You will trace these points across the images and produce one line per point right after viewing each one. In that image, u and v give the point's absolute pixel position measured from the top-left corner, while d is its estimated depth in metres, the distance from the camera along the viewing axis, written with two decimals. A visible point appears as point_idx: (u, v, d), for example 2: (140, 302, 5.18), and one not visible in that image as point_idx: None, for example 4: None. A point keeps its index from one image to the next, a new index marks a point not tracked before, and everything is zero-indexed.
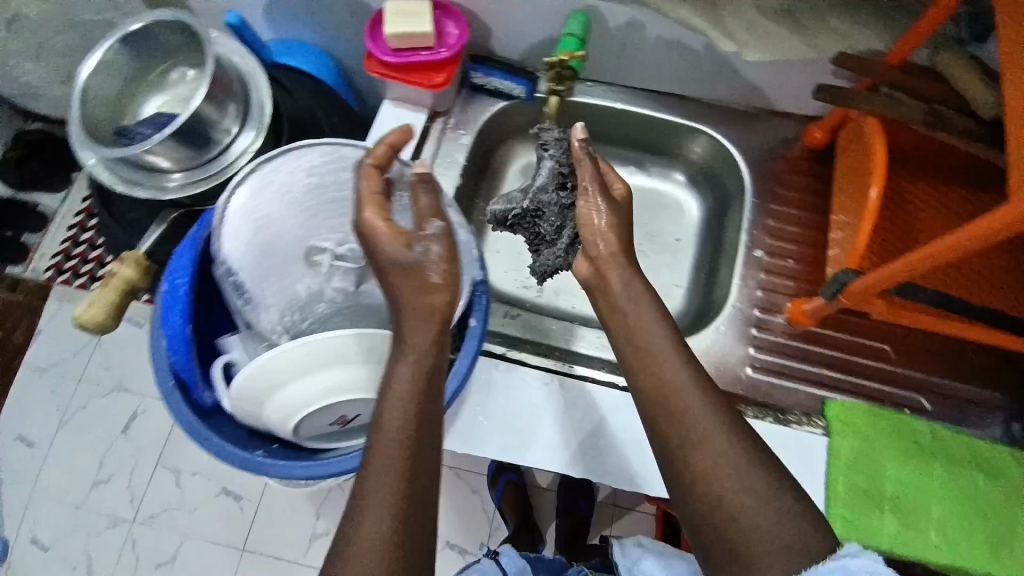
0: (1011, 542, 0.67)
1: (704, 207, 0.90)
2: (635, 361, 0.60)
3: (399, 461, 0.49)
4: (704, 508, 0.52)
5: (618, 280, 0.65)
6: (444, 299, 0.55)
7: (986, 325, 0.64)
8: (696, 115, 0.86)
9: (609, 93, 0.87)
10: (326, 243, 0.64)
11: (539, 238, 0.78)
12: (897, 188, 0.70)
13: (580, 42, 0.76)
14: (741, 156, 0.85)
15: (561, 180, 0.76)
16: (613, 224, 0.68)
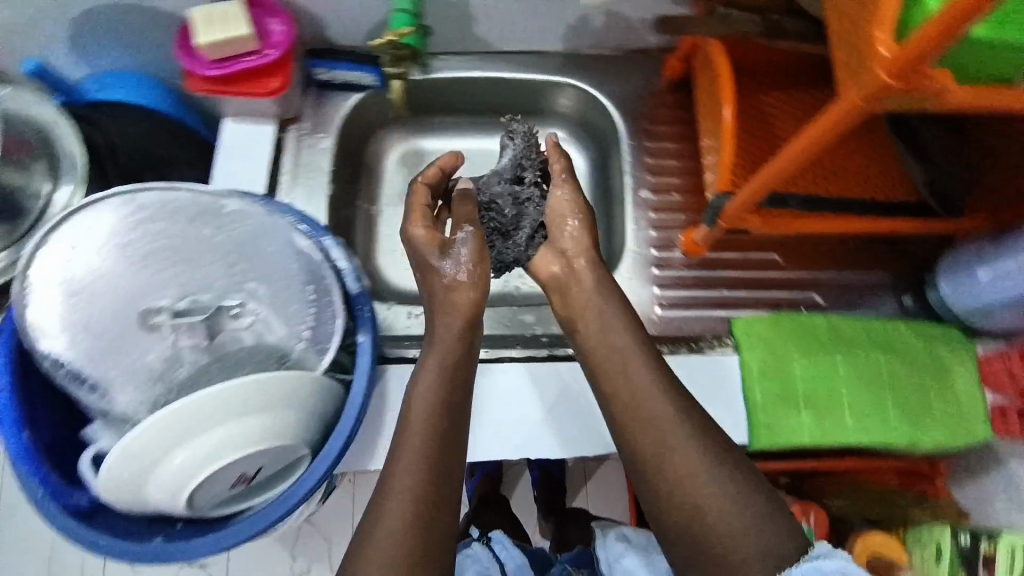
0: (927, 408, 0.68)
1: (588, 158, 0.90)
2: (599, 352, 0.62)
3: (428, 448, 0.56)
4: (681, 520, 0.52)
5: (585, 284, 0.66)
6: (469, 296, 0.65)
7: (853, 214, 0.66)
8: (556, 69, 0.85)
9: (466, 62, 0.84)
10: (163, 300, 0.54)
11: (496, 233, 0.72)
12: (752, 103, 0.71)
13: (412, 15, 0.71)
14: (608, 100, 0.85)
15: (520, 170, 0.72)
16: (585, 219, 0.69)
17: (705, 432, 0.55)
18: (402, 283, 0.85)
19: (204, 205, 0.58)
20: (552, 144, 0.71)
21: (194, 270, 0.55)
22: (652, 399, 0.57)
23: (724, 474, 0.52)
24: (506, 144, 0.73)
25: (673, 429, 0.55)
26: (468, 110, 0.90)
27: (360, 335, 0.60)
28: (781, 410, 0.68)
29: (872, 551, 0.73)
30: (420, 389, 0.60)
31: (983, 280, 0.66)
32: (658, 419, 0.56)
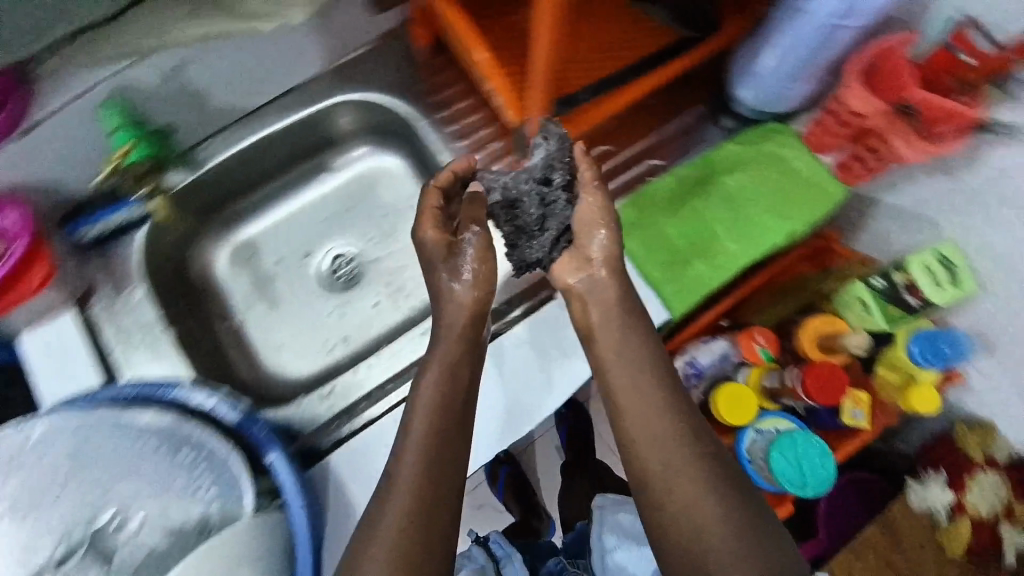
0: (794, 204, 0.73)
1: (398, 157, 0.90)
2: (607, 365, 0.61)
3: (426, 452, 0.54)
4: (679, 541, 0.52)
5: (598, 310, 0.63)
6: (472, 295, 0.64)
7: (633, 80, 0.72)
8: (317, 96, 0.82)
9: (230, 137, 0.81)
10: (51, 551, 0.53)
11: (521, 229, 0.70)
12: (500, 32, 0.73)
13: (131, 130, 0.71)
14: (381, 95, 0.83)
15: (550, 169, 0.68)
16: (610, 227, 0.65)
17: (705, 459, 0.55)
18: (306, 371, 0.84)
19: (26, 446, 0.54)
20: (582, 153, 0.67)
21: (63, 510, 0.54)
22: (656, 422, 0.57)
23: (724, 501, 0.52)
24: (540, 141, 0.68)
25: (660, 458, 0.55)
26: (264, 177, 0.87)
27: (268, 454, 0.56)
28: (675, 270, 0.72)
29: (818, 332, 0.81)
30: (425, 395, 0.58)
31: (767, 76, 0.70)
32: (656, 446, 0.56)
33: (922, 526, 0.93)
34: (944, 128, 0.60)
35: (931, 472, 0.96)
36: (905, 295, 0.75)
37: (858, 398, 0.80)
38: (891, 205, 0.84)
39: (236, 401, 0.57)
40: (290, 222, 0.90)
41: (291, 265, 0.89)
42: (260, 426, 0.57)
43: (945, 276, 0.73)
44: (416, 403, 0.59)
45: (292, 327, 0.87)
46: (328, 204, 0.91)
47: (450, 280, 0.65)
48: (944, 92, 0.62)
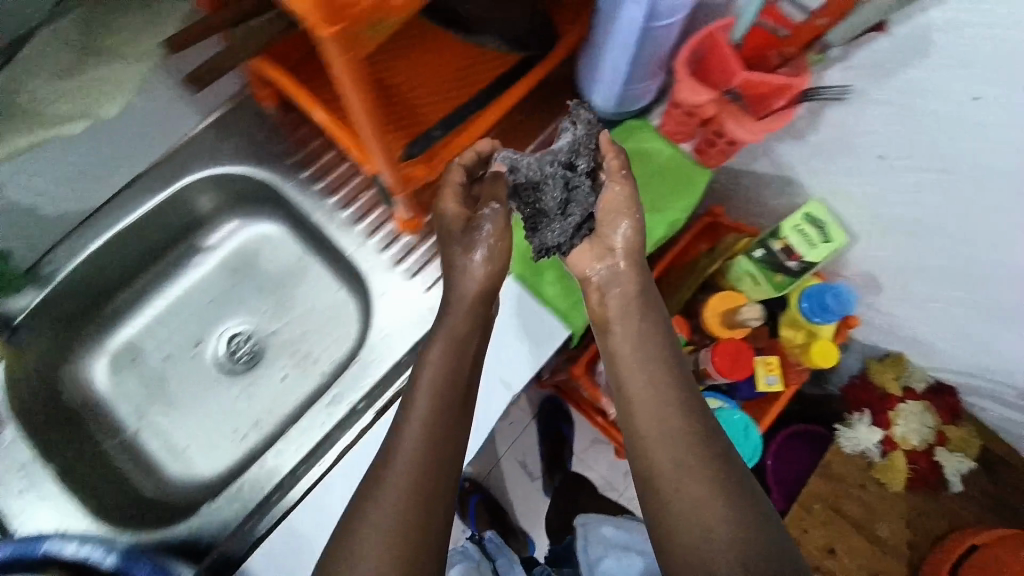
0: (666, 199, 0.77)
1: (274, 221, 0.86)
2: (625, 359, 0.65)
3: (433, 433, 0.58)
4: (685, 531, 0.55)
5: (617, 301, 0.66)
6: (486, 271, 0.63)
7: (488, 107, 0.70)
8: (165, 181, 0.77)
9: (75, 245, 0.75)
10: None
11: (539, 212, 0.68)
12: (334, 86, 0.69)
13: None
14: (236, 166, 0.79)
15: (574, 154, 0.68)
16: (632, 218, 0.65)
17: (711, 459, 0.58)
18: (221, 466, 0.80)
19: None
20: (608, 141, 0.66)
21: None
22: (669, 420, 0.60)
23: (732, 509, 0.55)
24: (567, 127, 0.70)
25: (674, 457, 0.58)
26: (131, 274, 0.83)
27: None
28: (566, 285, 0.73)
29: (721, 309, 0.83)
30: (422, 400, 0.60)
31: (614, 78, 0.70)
32: (667, 445, 0.59)
33: (857, 466, 1.00)
34: (777, 102, 0.64)
35: (857, 414, 1.02)
36: (785, 260, 0.79)
37: (770, 365, 0.85)
38: (767, 173, 0.87)
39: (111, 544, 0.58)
40: (171, 313, 0.85)
41: (182, 359, 0.84)
42: (142, 564, 0.58)
43: (817, 236, 0.77)
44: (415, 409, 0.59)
45: (195, 424, 0.82)
46: (209, 286, 0.86)
47: (465, 257, 0.64)
48: (771, 68, 0.63)
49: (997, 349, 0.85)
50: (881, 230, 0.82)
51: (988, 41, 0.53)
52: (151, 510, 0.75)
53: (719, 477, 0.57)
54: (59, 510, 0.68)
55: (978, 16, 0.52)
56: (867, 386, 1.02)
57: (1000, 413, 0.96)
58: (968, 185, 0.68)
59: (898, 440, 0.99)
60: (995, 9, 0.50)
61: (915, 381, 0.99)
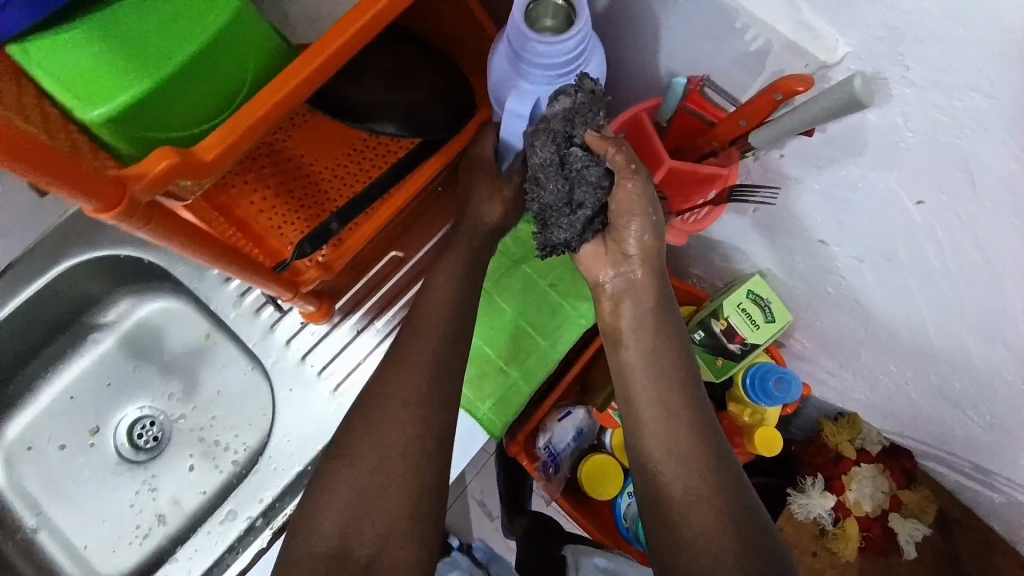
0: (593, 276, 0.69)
1: (178, 300, 0.79)
2: (640, 367, 0.56)
3: (422, 415, 0.53)
4: (691, 556, 0.49)
5: (631, 312, 0.57)
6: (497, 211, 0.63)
7: (393, 190, 0.64)
8: (41, 268, 0.70)
9: None
10: None
11: (541, 207, 0.58)
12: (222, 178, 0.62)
13: None
14: (128, 248, 0.72)
15: (570, 125, 0.54)
16: (643, 216, 0.53)
17: (723, 490, 0.51)
18: (125, 565, 0.74)
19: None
20: (597, 140, 0.52)
21: None
22: (681, 439, 0.53)
23: (739, 537, 0.49)
24: (563, 92, 0.54)
25: (684, 487, 0.52)
26: (21, 364, 0.76)
27: None
28: (486, 384, 0.66)
29: None
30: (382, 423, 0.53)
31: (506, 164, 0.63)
32: (678, 466, 0.52)
33: (811, 534, 0.96)
34: (710, 191, 0.59)
35: (810, 478, 0.97)
36: (727, 342, 0.75)
37: None
38: (714, 239, 0.82)
39: None
40: (68, 401, 0.78)
41: (80, 452, 0.77)
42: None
43: (760, 317, 0.72)
44: (373, 438, 0.53)
45: (97, 521, 0.76)
46: (109, 369, 0.80)
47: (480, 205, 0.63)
48: (698, 152, 0.59)
49: (947, 426, 0.81)
50: (832, 308, 0.77)
51: (916, 151, 0.48)
52: None
53: (727, 511, 0.50)
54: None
55: (909, 125, 0.46)
56: (821, 448, 0.98)
57: (955, 479, 0.91)
58: (913, 278, 0.61)
59: (851, 506, 0.95)
60: (921, 120, 0.45)
61: (869, 443, 0.95)
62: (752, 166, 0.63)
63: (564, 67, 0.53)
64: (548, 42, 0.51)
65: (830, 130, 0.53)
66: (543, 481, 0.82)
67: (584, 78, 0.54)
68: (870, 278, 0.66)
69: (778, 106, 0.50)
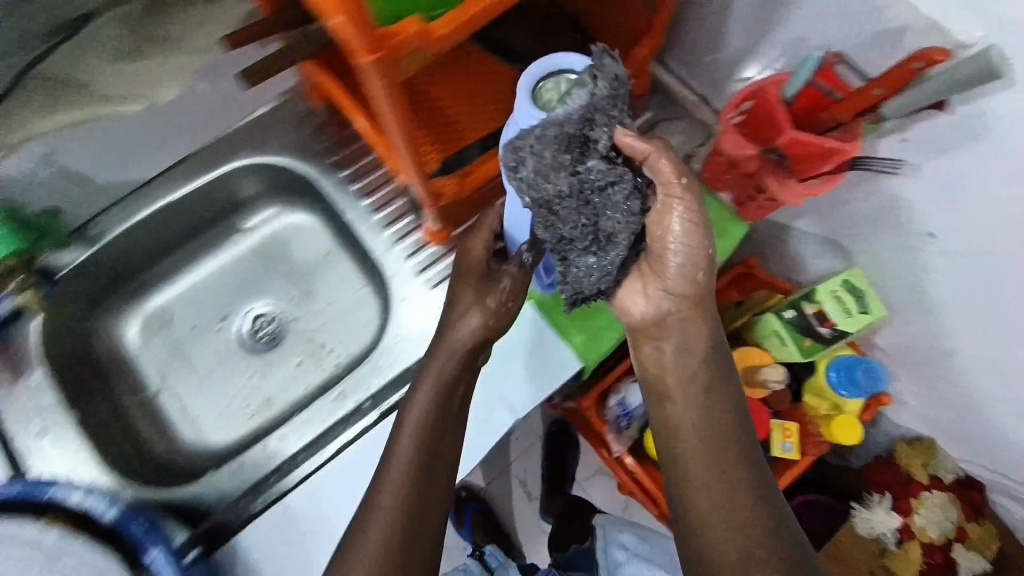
0: None
1: (310, 214, 0.88)
2: (676, 420, 0.57)
3: (435, 424, 0.58)
4: None
5: (672, 351, 0.58)
6: (473, 326, 0.60)
7: None
8: (212, 163, 0.81)
9: (123, 212, 0.78)
10: None
11: (560, 241, 0.55)
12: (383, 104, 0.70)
13: (9, 230, 0.70)
14: (284, 158, 0.82)
15: (588, 125, 0.47)
16: (694, 242, 0.55)
17: (777, 530, 0.51)
18: (233, 436, 0.81)
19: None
20: (629, 139, 0.50)
21: None
22: (727, 478, 0.53)
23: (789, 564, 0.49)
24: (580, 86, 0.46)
25: (731, 529, 0.51)
26: (168, 249, 0.84)
27: (151, 551, 0.55)
28: (586, 317, 0.71)
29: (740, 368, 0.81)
30: (398, 454, 0.57)
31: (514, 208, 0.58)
32: (723, 502, 0.52)
33: (869, 553, 0.94)
34: (824, 166, 0.61)
35: (877, 495, 0.95)
36: (816, 325, 0.76)
37: (787, 430, 0.81)
38: (806, 231, 0.84)
39: (110, 500, 0.57)
40: (204, 287, 0.87)
41: (207, 331, 0.86)
42: (140, 522, 0.57)
43: (854, 305, 0.74)
44: (392, 454, 0.57)
45: (213, 393, 0.83)
46: (242, 266, 0.89)
47: (468, 307, 0.61)
48: (818, 129, 0.61)
49: None
50: (922, 314, 0.76)
51: None
52: (159, 473, 0.75)
53: (785, 550, 0.49)
54: (67, 460, 0.70)
55: None
56: (891, 467, 0.96)
57: None
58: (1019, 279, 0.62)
59: (916, 530, 0.92)
60: None
61: (943, 471, 0.92)
62: (867, 150, 0.66)
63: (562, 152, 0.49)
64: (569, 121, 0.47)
65: (959, 111, 0.55)
66: (615, 435, 0.86)
67: (602, 62, 0.47)
68: (972, 278, 0.66)
69: (916, 77, 0.53)
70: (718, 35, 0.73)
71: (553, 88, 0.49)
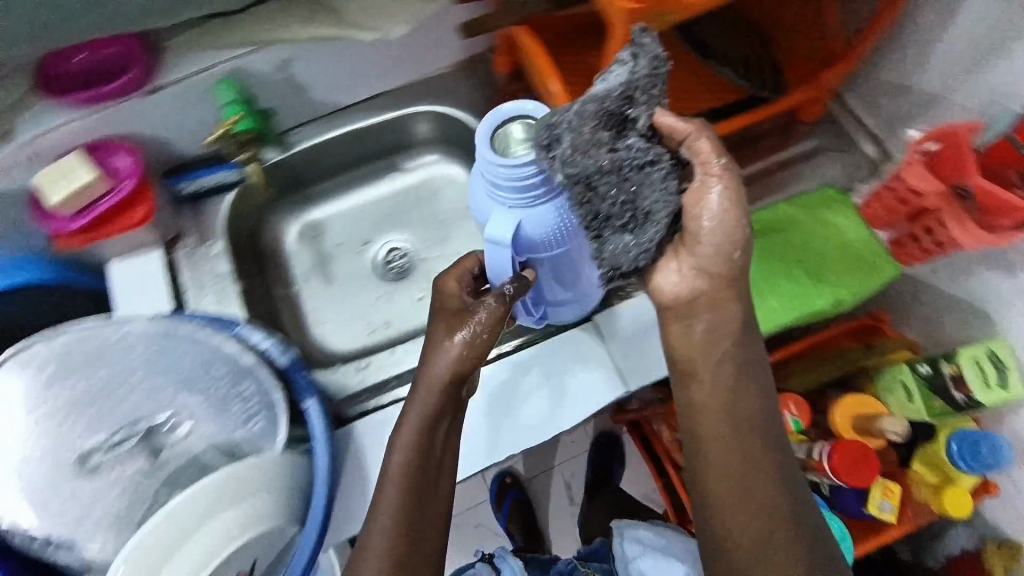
0: (833, 265, 0.73)
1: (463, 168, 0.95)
2: (711, 414, 0.53)
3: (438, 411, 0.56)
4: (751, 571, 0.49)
5: (705, 335, 0.54)
6: (449, 361, 0.55)
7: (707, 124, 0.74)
8: (398, 105, 0.90)
9: (319, 127, 0.89)
10: (95, 442, 0.60)
11: (596, 219, 0.53)
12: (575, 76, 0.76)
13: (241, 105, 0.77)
14: (459, 112, 0.89)
15: (626, 104, 0.51)
16: (733, 220, 0.52)
17: (799, 517, 0.50)
18: (351, 345, 0.88)
19: (110, 337, 0.63)
20: (670, 122, 0.53)
21: (118, 405, 0.62)
22: (755, 470, 0.51)
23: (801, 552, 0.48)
24: (620, 68, 0.51)
25: (750, 518, 0.50)
26: (340, 168, 0.94)
27: (307, 399, 0.62)
28: None
29: (853, 413, 0.79)
30: (390, 486, 0.54)
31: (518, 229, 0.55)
32: (746, 487, 0.50)
33: None
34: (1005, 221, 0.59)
35: None
36: (950, 388, 0.73)
37: (888, 490, 0.78)
38: (949, 296, 0.80)
39: (287, 347, 0.63)
40: (355, 212, 0.95)
41: (350, 250, 0.93)
42: (304, 375, 0.64)
43: (995, 377, 0.70)
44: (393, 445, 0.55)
45: (341, 305, 0.91)
46: (391, 201, 0.96)
47: (445, 334, 0.56)
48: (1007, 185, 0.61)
49: None
50: None
51: None
52: None
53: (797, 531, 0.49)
54: None
55: None
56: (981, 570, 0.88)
57: None
58: None
59: None
60: None
61: None
62: None
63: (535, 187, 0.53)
64: (604, 99, 0.50)
65: None
66: None
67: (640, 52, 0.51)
68: None
69: None
70: (912, 78, 0.73)
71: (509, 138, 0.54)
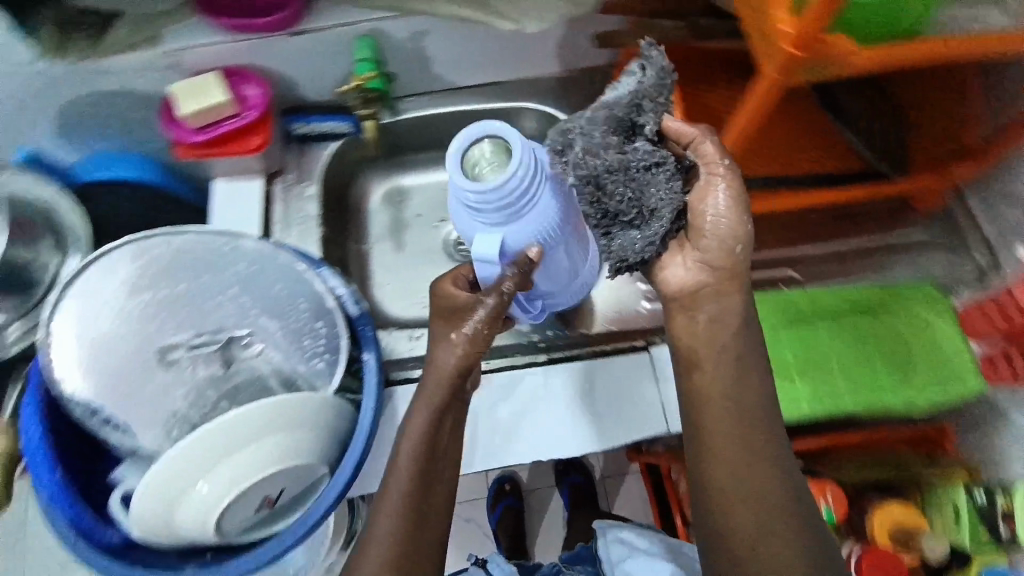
0: (919, 361, 0.70)
1: None
2: (718, 412, 0.52)
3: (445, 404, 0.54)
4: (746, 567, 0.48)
5: (706, 326, 0.53)
6: (450, 358, 0.54)
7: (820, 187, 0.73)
8: (508, 97, 0.92)
9: (433, 101, 0.92)
10: (177, 339, 0.64)
11: (604, 217, 0.52)
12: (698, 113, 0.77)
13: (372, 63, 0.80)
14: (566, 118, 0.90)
15: (636, 110, 0.50)
16: (735, 219, 0.52)
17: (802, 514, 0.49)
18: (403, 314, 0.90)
19: (223, 247, 0.68)
20: (679, 128, 0.53)
21: (204, 311, 0.66)
22: (765, 478, 0.49)
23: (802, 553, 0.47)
24: (629, 76, 0.50)
25: (755, 512, 0.48)
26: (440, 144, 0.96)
27: (366, 353, 0.66)
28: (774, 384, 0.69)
29: (894, 520, 0.75)
30: (401, 471, 0.53)
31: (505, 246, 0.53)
32: (753, 485, 0.49)
33: None
34: None
35: None
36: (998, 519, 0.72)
37: None
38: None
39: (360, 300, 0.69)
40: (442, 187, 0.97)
41: (426, 223, 0.94)
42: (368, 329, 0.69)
43: None
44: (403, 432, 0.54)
45: (403, 271, 0.92)
46: None
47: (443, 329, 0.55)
48: None
49: None
50: None
51: None
52: None
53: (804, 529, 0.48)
54: None
55: None
56: None
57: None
58: None
59: None
60: None
61: None
62: None
63: (515, 210, 0.51)
64: (606, 117, 0.50)
65: None
66: None
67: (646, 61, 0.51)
68: None
69: None
70: None
71: (483, 160, 0.51)
